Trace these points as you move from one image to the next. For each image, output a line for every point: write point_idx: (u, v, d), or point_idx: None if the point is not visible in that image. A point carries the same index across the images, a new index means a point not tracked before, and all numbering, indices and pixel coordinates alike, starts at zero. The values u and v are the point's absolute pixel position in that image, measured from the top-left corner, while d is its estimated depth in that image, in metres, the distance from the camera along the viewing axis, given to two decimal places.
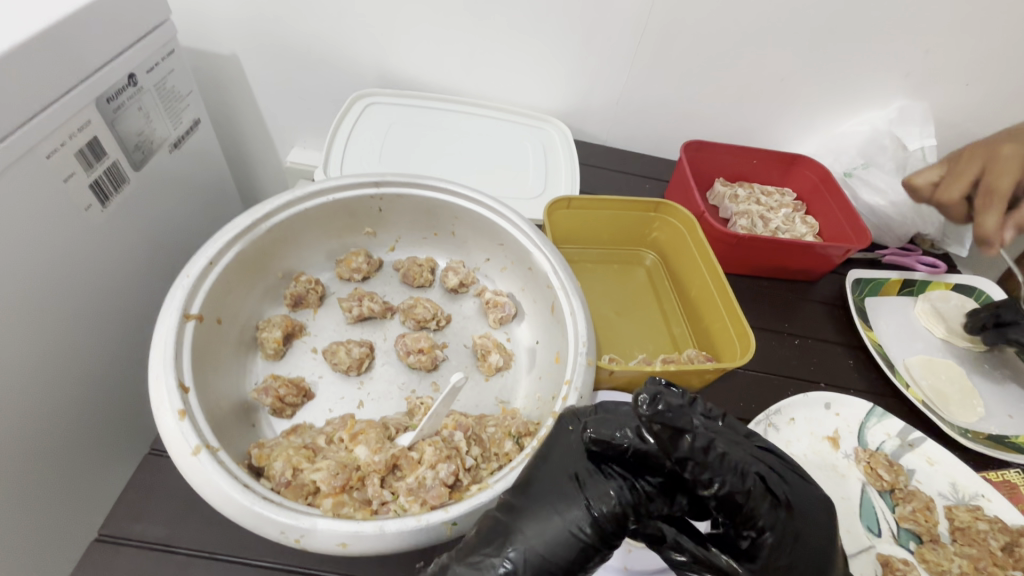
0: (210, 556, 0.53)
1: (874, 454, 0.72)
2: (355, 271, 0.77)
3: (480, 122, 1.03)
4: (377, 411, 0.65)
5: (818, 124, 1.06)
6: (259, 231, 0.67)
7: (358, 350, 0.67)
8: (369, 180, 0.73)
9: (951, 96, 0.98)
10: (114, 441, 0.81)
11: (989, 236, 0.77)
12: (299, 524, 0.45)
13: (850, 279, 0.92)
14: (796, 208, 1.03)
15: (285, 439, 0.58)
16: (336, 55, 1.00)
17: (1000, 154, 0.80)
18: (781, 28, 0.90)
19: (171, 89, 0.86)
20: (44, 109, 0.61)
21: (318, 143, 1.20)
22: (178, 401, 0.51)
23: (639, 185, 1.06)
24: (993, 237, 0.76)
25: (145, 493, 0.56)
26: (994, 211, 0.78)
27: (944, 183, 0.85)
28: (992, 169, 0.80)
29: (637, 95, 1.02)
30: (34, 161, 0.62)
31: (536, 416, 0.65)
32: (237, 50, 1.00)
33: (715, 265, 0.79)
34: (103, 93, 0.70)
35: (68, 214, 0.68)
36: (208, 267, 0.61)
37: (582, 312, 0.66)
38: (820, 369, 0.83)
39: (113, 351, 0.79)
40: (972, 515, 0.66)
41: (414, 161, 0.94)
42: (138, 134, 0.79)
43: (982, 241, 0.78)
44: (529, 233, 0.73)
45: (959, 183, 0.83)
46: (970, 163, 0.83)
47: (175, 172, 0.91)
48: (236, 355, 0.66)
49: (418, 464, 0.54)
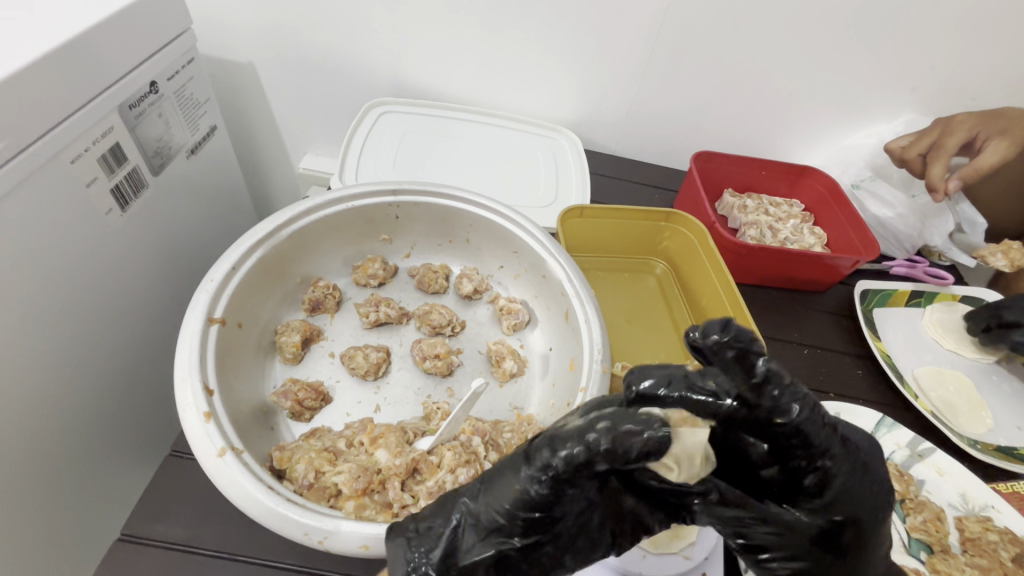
0: (232, 558, 0.54)
1: (884, 463, 0.72)
2: (371, 278, 0.78)
3: (492, 131, 1.04)
4: (394, 415, 0.66)
5: (825, 137, 1.07)
6: (280, 237, 0.68)
7: (375, 355, 0.68)
8: (387, 188, 0.74)
9: (956, 110, 1.00)
10: (133, 445, 0.82)
11: (936, 186, 0.89)
12: (323, 526, 0.46)
13: (858, 290, 0.93)
14: (804, 219, 1.04)
15: (306, 442, 0.59)
16: (351, 64, 1.02)
17: (954, 119, 0.91)
18: (788, 43, 0.92)
19: (190, 96, 0.88)
20: (70, 117, 0.63)
21: (331, 150, 1.21)
22: (203, 403, 0.52)
23: (648, 195, 1.07)
24: (939, 187, 0.88)
25: (168, 494, 0.57)
26: (941, 161, 0.89)
27: (909, 140, 0.94)
28: (946, 130, 0.91)
29: (647, 107, 1.04)
30: (60, 167, 0.63)
31: (551, 422, 0.66)
32: (253, 59, 1.02)
33: (727, 275, 0.80)
34: (125, 100, 0.72)
35: (91, 219, 0.69)
36: (231, 271, 0.62)
37: (597, 319, 0.67)
38: (829, 378, 0.84)
39: (132, 355, 0.80)
40: (982, 526, 0.67)
41: (428, 169, 0.95)
42: (157, 141, 0.81)
43: (930, 189, 0.90)
44: (543, 241, 0.74)
45: (921, 142, 0.92)
46: (933, 126, 0.93)
47: (192, 178, 0.93)
48: (257, 359, 0.67)
49: (437, 468, 0.55)
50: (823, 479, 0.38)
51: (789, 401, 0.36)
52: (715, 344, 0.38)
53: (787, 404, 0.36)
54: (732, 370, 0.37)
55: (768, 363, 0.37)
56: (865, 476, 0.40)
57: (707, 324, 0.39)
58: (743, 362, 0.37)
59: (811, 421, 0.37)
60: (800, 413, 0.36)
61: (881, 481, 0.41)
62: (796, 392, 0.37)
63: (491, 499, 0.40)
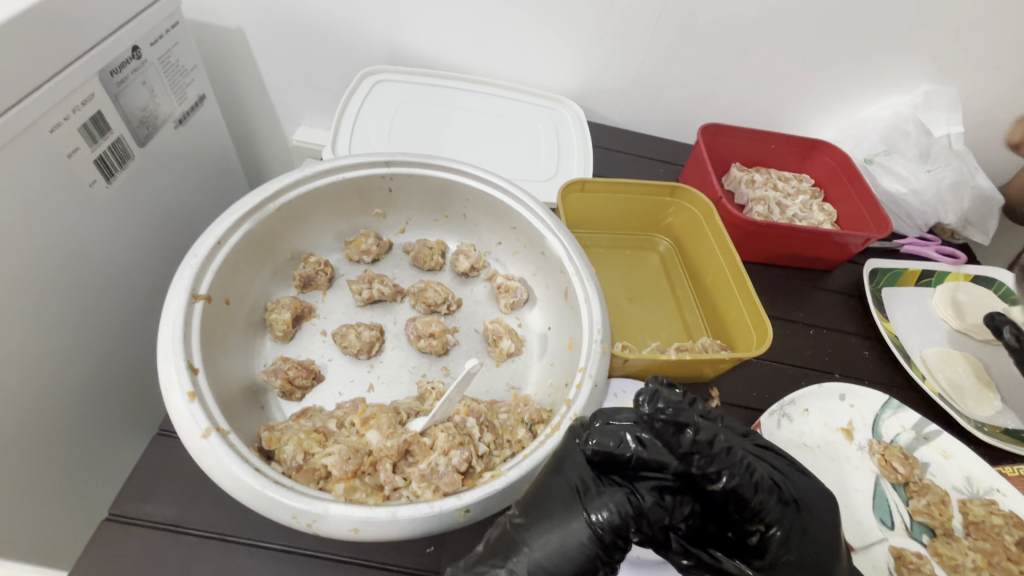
0: (221, 538, 0.53)
1: (888, 446, 0.71)
2: (364, 254, 0.75)
3: (491, 101, 1.00)
4: (388, 395, 0.64)
5: (839, 108, 1.03)
6: (267, 210, 0.66)
7: (368, 333, 0.66)
8: (379, 159, 0.71)
9: (978, 81, 0.95)
10: (122, 422, 0.82)
11: None
12: (311, 509, 0.45)
13: (868, 269, 0.90)
14: (814, 194, 1.00)
15: (295, 422, 0.57)
16: (344, 29, 0.97)
17: None
18: (804, 8, 0.87)
19: (175, 63, 0.84)
20: (45, 83, 0.60)
21: (325, 121, 1.17)
22: (187, 382, 0.50)
23: (652, 169, 1.03)
24: None
25: (156, 475, 0.55)
26: None
27: None
28: None
29: (653, 76, 1.00)
30: (37, 135, 0.60)
31: (548, 403, 0.65)
32: (243, 24, 0.98)
33: (733, 253, 0.77)
34: (106, 65, 0.68)
35: (75, 192, 0.67)
36: (216, 246, 0.60)
37: (597, 299, 0.64)
38: (834, 359, 0.82)
39: (120, 333, 0.78)
40: (987, 510, 0.66)
41: (424, 140, 0.92)
42: (142, 109, 0.77)
43: None
44: (544, 216, 0.71)
45: None
46: None
47: (180, 149, 0.89)
48: (246, 336, 0.65)
49: (430, 450, 0.54)
50: (763, 536, 0.45)
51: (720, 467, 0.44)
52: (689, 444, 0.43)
53: (717, 469, 0.43)
54: (662, 432, 0.43)
55: (697, 435, 0.43)
56: (809, 538, 0.47)
57: (639, 395, 0.45)
58: (677, 431, 0.43)
59: (743, 484, 0.44)
60: (730, 480, 0.44)
61: (829, 528, 0.49)
62: (727, 459, 0.44)
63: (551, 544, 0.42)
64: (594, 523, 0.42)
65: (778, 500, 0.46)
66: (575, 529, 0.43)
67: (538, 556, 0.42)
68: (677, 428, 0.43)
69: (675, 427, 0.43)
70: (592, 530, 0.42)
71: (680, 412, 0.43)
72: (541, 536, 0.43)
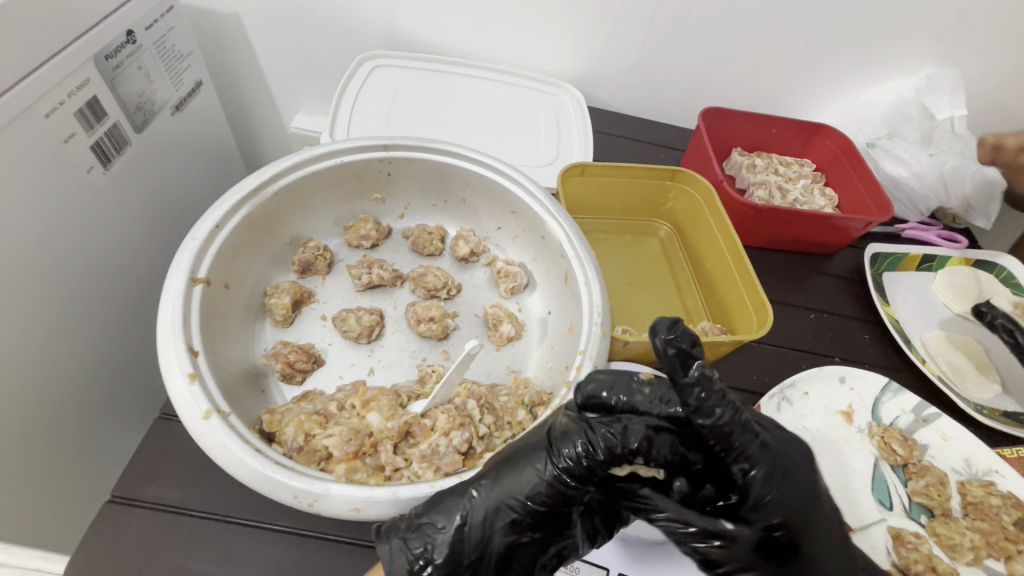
0: (224, 519, 0.53)
1: (888, 428, 0.71)
2: (364, 239, 0.75)
3: (490, 86, 0.99)
4: (389, 378, 0.65)
5: (841, 92, 1.02)
6: (265, 194, 0.65)
7: (368, 317, 0.66)
8: (378, 143, 0.71)
9: (982, 63, 0.94)
10: (122, 408, 0.82)
11: None
12: (312, 489, 0.45)
13: (869, 254, 0.90)
14: (815, 179, 1.00)
15: (296, 405, 0.58)
16: (341, 14, 0.96)
17: None
18: None
19: (171, 48, 0.83)
20: (39, 67, 0.59)
21: (323, 108, 1.16)
22: (187, 364, 0.50)
23: (653, 154, 1.03)
24: None
25: (158, 457, 0.56)
26: None
27: None
28: None
29: (654, 61, 0.99)
30: (33, 120, 0.60)
31: (548, 385, 0.65)
32: (238, 9, 0.96)
33: (733, 237, 0.77)
34: (100, 50, 0.67)
35: (71, 177, 0.66)
36: (214, 230, 0.60)
37: (598, 281, 0.64)
38: (835, 343, 0.82)
39: (119, 320, 0.78)
40: (986, 491, 0.66)
41: (423, 125, 0.91)
42: (139, 95, 0.76)
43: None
44: (543, 200, 0.71)
45: None
46: None
47: (178, 136, 0.88)
48: (245, 320, 0.65)
49: (431, 431, 0.54)
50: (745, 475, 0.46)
51: (708, 399, 0.45)
52: (682, 380, 0.45)
53: (711, 405, 0.45)
54: (672, 365, 0.45)
55: (704, 367, 0.45)
56: (793, 479, 0.46)
57: (656, 324, 0.46)
58: (684, 362, 0.45)
59: (733, 425, 0.45)
60: (721, 415, 0.45)
61: (809, 482, 0.47)
62: (721, 399, 0.45)
63: (506, 484, 0.47)
64: (558, 461, 0.47)
65: (757, 441, 0.46)
66: (539, 467, 0.48)
67: (498, 493, 0.47)
68: (679, 358, 0.45)
69: (683, 358, 0.45)
70: (553, 466, 0.47)
71: (686, 358, 0.45)
72: (504, 480, 0.48)
